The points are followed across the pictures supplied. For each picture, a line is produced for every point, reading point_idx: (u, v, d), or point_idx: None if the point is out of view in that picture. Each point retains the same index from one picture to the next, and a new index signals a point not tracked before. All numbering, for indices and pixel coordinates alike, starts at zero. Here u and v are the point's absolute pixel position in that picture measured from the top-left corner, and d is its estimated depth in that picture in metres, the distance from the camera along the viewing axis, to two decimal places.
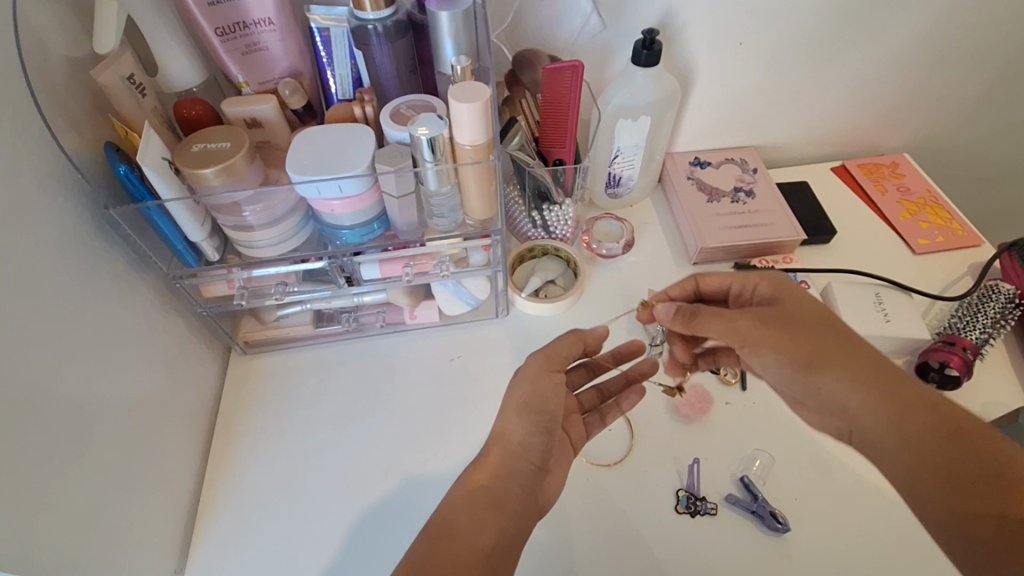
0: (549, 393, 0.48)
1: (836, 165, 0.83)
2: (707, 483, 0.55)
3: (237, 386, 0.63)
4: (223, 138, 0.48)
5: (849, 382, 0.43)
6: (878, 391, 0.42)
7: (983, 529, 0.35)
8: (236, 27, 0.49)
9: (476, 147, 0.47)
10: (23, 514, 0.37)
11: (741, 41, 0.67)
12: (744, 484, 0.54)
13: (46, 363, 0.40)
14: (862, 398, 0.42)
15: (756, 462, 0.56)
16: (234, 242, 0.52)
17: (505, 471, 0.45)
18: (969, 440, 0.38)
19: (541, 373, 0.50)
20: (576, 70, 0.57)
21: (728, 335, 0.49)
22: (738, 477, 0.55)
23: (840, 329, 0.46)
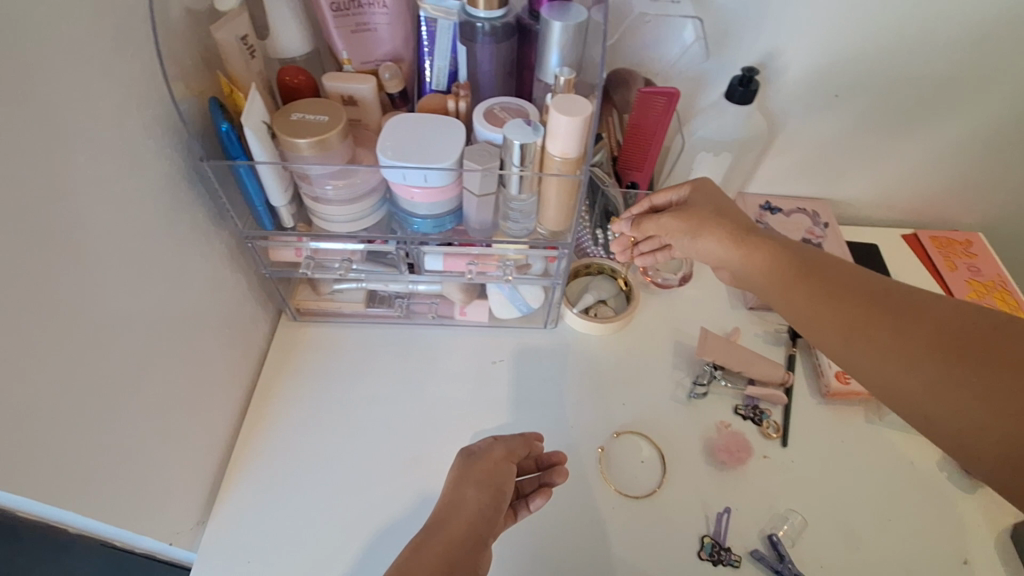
0: (503, 476, 0.49)
1: (908, 233, 0.80)
2: (733, 534, 0.54)
3: (282, 350, 0.64)
4: (321, 111, 0.49)
5: (766, 273, 0.47)
6: (790, 278, 0.45)
7: (957, 407, 0.36)
8: (350, 5, 0.50)
9: (566, 160, 0.47)
10: (77, 441, 0.38)
11: (837, 93, 0.66)
12: (772, 543, 0.53)
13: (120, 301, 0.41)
14: (783, 291, 0.46)
15: (787, 522, 0.54)
16: (310, 211, 0.53)
17: (459, 539, 0.45)
18: (893, 314, 0.40)
19: (500, 459, 0.50)
20: (671, 98, 0.57)
21: (663, 232, 0.53)
22: (766, 534, 0.54)
23: (745, 219, 0.50)
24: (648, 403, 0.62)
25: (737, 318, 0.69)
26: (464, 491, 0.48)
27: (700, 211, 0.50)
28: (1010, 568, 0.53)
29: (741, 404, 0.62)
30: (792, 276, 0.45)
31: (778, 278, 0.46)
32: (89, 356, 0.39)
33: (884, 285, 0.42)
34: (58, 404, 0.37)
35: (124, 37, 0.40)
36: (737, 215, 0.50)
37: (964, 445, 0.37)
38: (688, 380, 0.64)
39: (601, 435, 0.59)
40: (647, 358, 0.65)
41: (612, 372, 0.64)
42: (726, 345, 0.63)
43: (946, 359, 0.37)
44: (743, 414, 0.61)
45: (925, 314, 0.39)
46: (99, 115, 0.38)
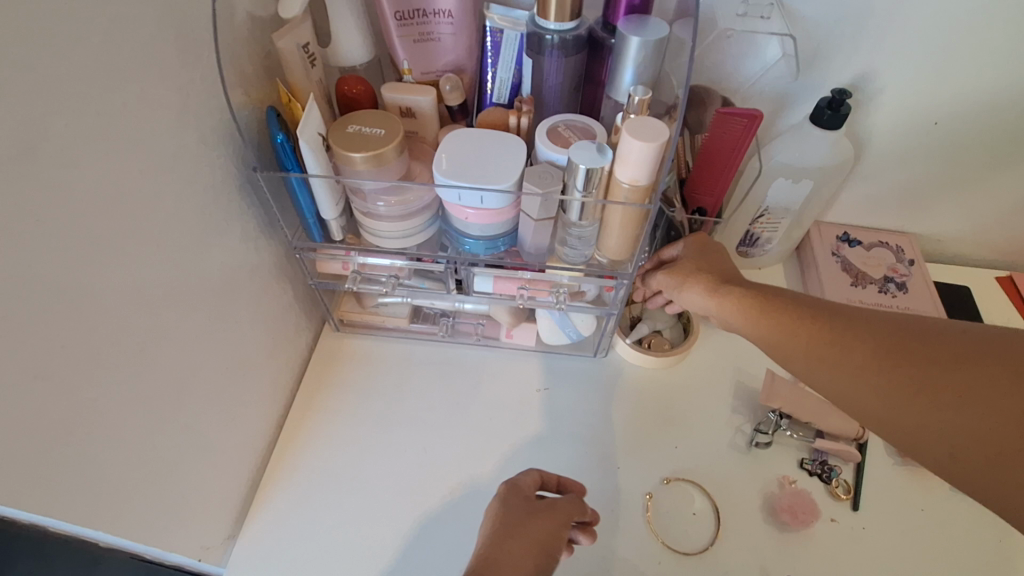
0: (555, 546, 0.44)
1: (1003, 276, 0.72)
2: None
3: (323, 362, 0.62)
4: (378, 125, 0.47)
5: (736, 314, 0.46)
6: (757, 315, 0.44)
7: (942, 424, 0.33)
8: (414, 14, 0.48)
9: (635, 188, 0.43)
10: (112, 458, 0.38)
11: (937, 120, 0.59)
12: None
13: (167, 311, 0.41)
14: (752, 328, 0.44)
15: None
16: (359, 225, 0.51)
17: None
18: (848, 333, 0.38)
19: (558, 528, 0.45)
20: (754, 120, 0.52)
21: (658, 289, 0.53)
22: None
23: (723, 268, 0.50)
24: (702, 448, 0.57)
25: None
26: (514, 548, 0.43)
27: (684, 265, 0.51)
28: None
29: (807, 458, 0.56)
30: (758, 311, 0.44)
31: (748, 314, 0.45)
32: (133, 369, 0.38)
33: (837, 307, 0.41)
34: (101, 418, 0.36)
35: (186, 44, 0.39)
36: (720, 264, 0.51)
37: (967, 465, 0.33)
38: (749, 427, 0.59)
39: (649, 479, 0.55)
40: (704, 398, 0.61)
41: (665, 410, 0.60)
42: (797, 392, 0.57)
43: (912, 372, 0.35)
44: (809, 470, 0.56)
45: (880, 328, 0.38)
46: (158, 125, 0.37)
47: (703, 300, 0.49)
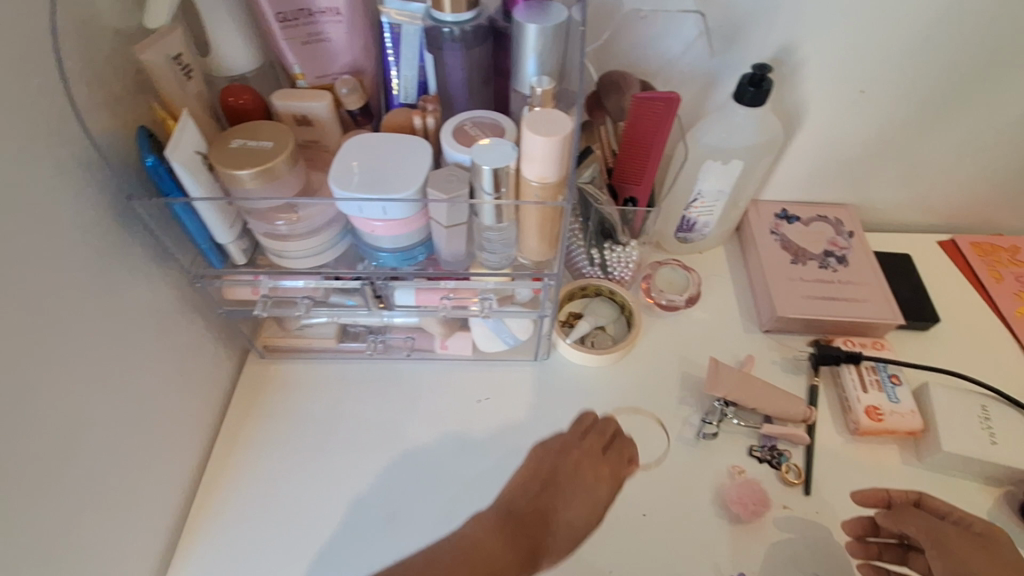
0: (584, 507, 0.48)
1: (944, 239, 0.72)
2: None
3: (249, 392, 0.59)
4: (266, 136, 0.43)
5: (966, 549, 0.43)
6: (977, 547, 0.43)
7: None
8: (299, 14, 0.44)
9: (544, 185, 0.41)
10: None
11: (863, 88, 0.58)
12: None
13: (45, 364, 0.37)
14: (974, 553, 0.42)
15: None
16: (265, 249, 0.48)
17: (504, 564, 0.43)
18: None
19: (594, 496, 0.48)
20: (672, 102, 0.49)
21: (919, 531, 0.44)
22: None
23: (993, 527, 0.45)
24: (651, 445, 0.56)
25: (751, 344, 0.63)
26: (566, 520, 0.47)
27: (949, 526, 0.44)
28: None
29: (756, 445, 0.55)
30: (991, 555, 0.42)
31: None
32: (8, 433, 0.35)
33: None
34: None
35: (29, 66, 0.35)
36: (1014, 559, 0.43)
37: None
38: (697, 419, 0.57)
39: None
40: (652, 393, 0.59)
41: (613, 409, 0.58)
42: (741, 380, 0.56)
43: None
44: (759, 457, 0.54)
45: None
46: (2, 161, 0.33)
47: (952, 531, 0.44)
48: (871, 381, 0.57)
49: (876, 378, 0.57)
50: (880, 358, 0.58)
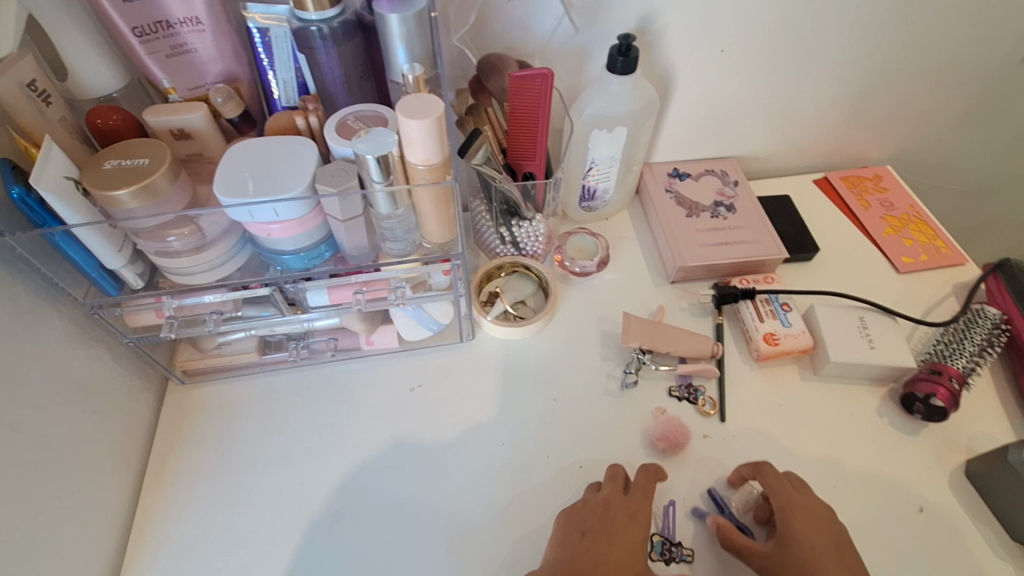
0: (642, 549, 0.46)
1: (818, 177, 0.79)
2: (674, 512, 0.52)
3: (173, 422, 0.57)
4: (142, 154, 0.42)
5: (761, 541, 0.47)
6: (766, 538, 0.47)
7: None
8: (157, 27, 0.44)
9: (430, 167, 0.42)
10: None
11: (723, 48, 0.63)
12: (712, 497, 0.53)
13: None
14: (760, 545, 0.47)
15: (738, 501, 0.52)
16: (163, 269, 0.47)
17: None
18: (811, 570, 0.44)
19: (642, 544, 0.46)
20: (547, 78, 0.52)
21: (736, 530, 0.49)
22: (707, 490, 0.53)
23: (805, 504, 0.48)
24: (581, 402, 0.59)
25: (661, 296, 0.67)
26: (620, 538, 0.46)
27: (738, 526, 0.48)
28: (957, 504, 0.53)
29: (675, 386, 0.59)
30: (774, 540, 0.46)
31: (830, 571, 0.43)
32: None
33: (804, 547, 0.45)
34: None
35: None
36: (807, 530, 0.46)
37: None
38: (620, 371, 0.61)
39: (538, 448, 0.56)
40: (576, 355, 0.62)
41: (541, 375, 0.61)
42: (652, 332, 0.60)
43: None
44: (678, 396, 0.59)
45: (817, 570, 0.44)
46: None
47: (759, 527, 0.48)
48: (766, 312, 0.62)
49: (770, 309, 0.62)
50: (772, 290, 0.64)
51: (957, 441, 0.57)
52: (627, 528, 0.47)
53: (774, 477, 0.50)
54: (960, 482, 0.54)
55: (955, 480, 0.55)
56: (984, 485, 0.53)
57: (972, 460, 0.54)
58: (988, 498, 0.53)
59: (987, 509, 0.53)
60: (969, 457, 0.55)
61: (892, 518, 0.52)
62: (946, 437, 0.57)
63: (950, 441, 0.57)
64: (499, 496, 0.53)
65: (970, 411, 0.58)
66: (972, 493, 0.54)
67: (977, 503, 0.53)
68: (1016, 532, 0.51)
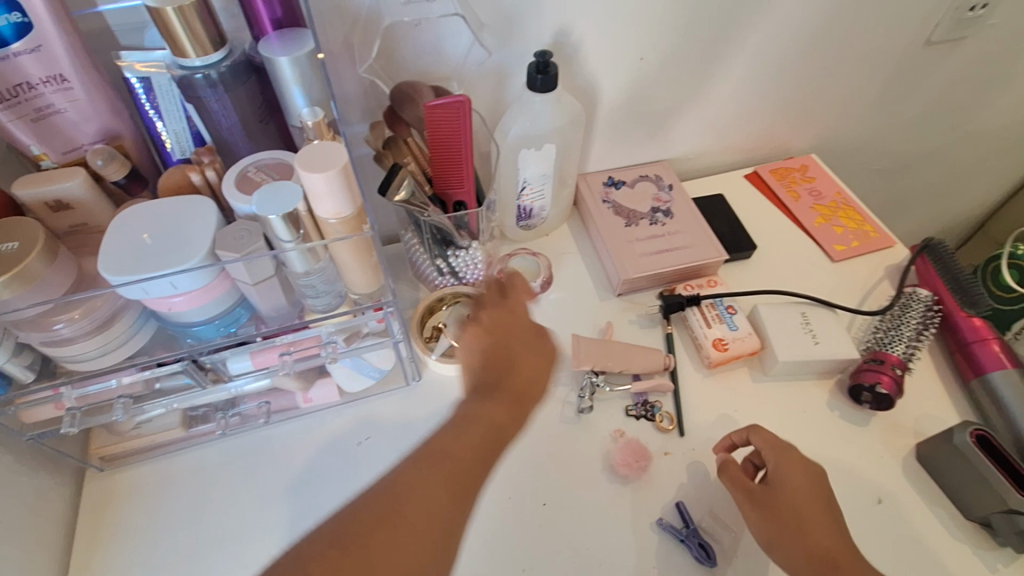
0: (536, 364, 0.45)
1: (749, 172, 0.80)
2: (642, 536, 0.51)
3: (95, 515, 0.51)
4: (11, 236, 0.37)
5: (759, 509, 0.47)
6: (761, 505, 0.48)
7: None
8: (15, 90, 0.38)
9: (343, 221, 0.39)
10: None
11: (643, 55, 0.62)
12: (679, 510, 0.52)
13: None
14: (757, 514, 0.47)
15: (690, 489, 0.54)
16: (55, 357, 0.42)
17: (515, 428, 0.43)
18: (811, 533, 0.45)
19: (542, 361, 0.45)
20: (464, 104, 0.49)
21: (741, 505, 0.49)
22: (674, 503, 0.53)
23: (814, 477, 0.48)
24: (537, 433, 0.57)
25: (608, 310, 0.66)
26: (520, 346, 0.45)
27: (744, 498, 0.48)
28: (914, 489, 0.54)
29: (631, 405, 0.58)
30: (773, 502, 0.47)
31: (794, 564, 0.45)
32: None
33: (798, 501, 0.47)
34: None
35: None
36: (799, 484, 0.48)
37: None
38: (574, 396, 0.59)
39: (498, 488, 0.53)
40: None
41: None
42: (603, 353, 0.58)
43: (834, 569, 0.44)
44: (635, 415, 0.58)
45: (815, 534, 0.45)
46: None
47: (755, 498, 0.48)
48: (713, 317, 0.62)
49: (716, 313, 0.62)
50: (716, 294, 0.64)
51: (905, 425, 0.58)
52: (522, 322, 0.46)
53: (765, 435, 0.50)
54: (912, 465, 0.56)
55: (907, 465, 0.56)
56: (935, 468, 0.54)
57: (921, 444, 0.56)
58: (940, 479, 0.54)
59: (941, 490, 0.54)
60: (918, 440, 0.57)
61: (854, 513, 0.53)
62: (894, 422, 0.58)
63: (899, 426, 0.58)
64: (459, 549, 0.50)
65: (913, 394, 0.60)
66: (925, 475, 0.55)
67: (930, 484, 0.54)
68: (967, 509, 0.52)
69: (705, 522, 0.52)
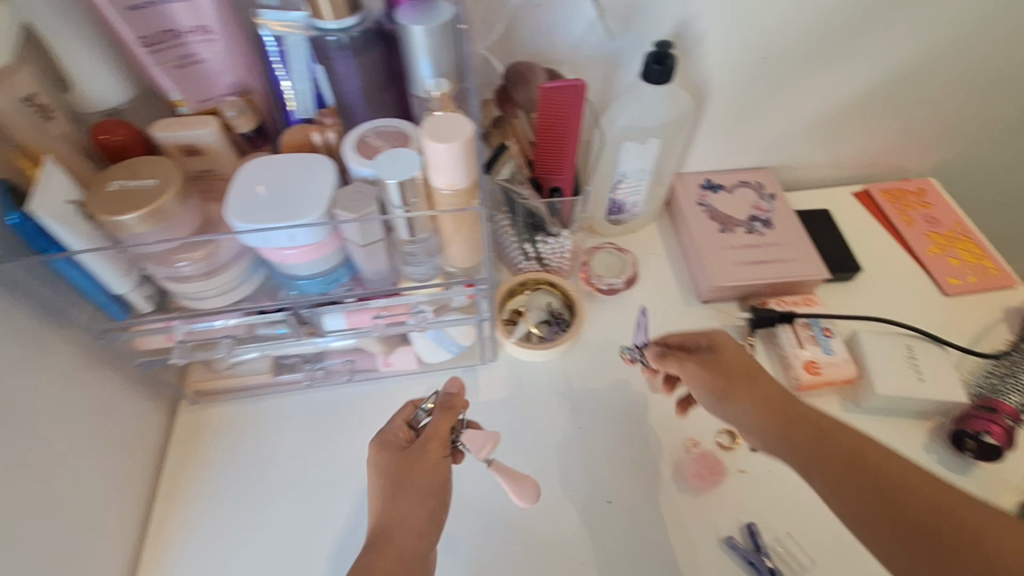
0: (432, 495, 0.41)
1: (858, 190, 0.75)
2: (708, 552, 0.49)
3: (182, 445, 0.55)
4: (149, 174, 0.40)
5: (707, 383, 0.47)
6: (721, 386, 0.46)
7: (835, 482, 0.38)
8: (164, 36, 0.41)
9: (456, 193, 0.39)
10: None
11: (765, 54, 0.59)
12: (750, 532, 0.50)
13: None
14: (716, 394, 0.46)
15: (764, 512, 0.51)
16: (173, 292, 0.44)
17: None
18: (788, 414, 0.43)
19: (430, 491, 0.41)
20: (579, 89, 0.48)
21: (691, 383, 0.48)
22: (745, 524, 0.51)
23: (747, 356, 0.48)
24: (608, 433, 0.56)
25: (692, 316, 0.64)
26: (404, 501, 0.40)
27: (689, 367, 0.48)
28: None
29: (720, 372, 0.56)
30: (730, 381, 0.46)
31: (791, 448, 0.41)
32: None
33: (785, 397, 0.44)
34: None
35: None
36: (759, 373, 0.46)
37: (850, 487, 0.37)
38: (648, 398, 0.58)
39: (561, 481, 0.53)
40: (604, 380, 0.59)
41: (565, 398, 0.58)
42: None
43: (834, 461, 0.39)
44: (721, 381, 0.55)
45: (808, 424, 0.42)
46: None
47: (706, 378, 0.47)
48: (807, 337, 0.59)
49: (811, 334, 0.59)
50: (812, 314, 0.61)
51: (1011, 482, 0.53)
52: (408, 454, 0.43)
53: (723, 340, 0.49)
54: None
55: None
56: None
57: None
58: None
59: None
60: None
61: None
62: (998, 476, 0.53)
63: (1003, 481, 0.53)
64: (517, 532, 0.50)
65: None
66: None
67: None
68: None
69: (777, 549, 0.49)
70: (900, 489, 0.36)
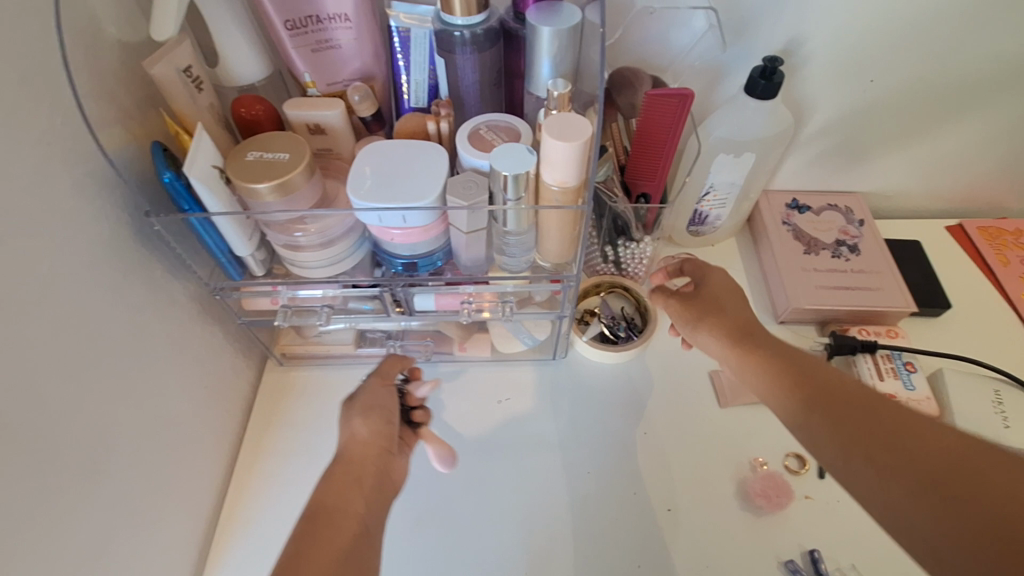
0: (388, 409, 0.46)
1: (953, 224, 0.72)
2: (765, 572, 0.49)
3: (267, 401, 0.59)
4: (281, 148, 0.43)
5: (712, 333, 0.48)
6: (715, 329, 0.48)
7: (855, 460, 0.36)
8: (307, 21, 0.44)
9: (565, 190, 0.41)
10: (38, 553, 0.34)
11: (874, 77, 0.57)
12: (812, 559, 0.49)
13: (51, 380, 0.35)
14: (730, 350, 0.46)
15: (827, 540, 0.50)
16: (283, 259, 0.47)
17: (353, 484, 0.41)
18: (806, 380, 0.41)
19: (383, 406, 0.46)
20: (686, 98, 0.49)
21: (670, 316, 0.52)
22: (807, 550, 0.50)
23: (750, 315, 0.48)
24: (673, 441, 0.56)
25: None
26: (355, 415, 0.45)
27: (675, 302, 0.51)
28: None
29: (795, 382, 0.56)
30: (722, 329, 0.47)
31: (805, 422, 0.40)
32: (16, 459, 0.33)
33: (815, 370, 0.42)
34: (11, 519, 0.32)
35: (27, 78, 0.33)
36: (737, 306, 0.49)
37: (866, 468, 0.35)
38: (715, 411, 0.58)
39: (621, 482, 0.54)
40: (671, 389, 0.59)
41: (631, 401, 0.58)
42: None
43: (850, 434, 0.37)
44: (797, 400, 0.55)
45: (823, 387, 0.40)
46: (32, 195, 0.33)
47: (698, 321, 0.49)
48: (887, 369, 0.57)
49: (892, 366, 0.57)
50: (894, 346, 0.59)
51: None
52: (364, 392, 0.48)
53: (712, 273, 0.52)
54: None
55: None
56: None
57: None
58: None
59: None
60: None
61: None
62: None
63: None
64: (573, 524, 0.52)
65: None
66: None
67: None
68: None
69: None
70: (902, 445, 0.34)
